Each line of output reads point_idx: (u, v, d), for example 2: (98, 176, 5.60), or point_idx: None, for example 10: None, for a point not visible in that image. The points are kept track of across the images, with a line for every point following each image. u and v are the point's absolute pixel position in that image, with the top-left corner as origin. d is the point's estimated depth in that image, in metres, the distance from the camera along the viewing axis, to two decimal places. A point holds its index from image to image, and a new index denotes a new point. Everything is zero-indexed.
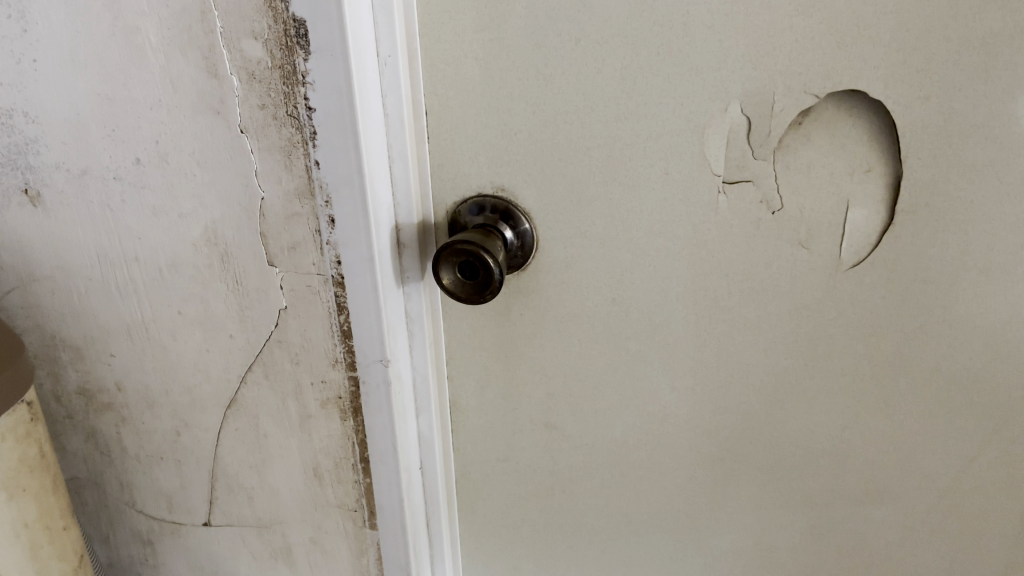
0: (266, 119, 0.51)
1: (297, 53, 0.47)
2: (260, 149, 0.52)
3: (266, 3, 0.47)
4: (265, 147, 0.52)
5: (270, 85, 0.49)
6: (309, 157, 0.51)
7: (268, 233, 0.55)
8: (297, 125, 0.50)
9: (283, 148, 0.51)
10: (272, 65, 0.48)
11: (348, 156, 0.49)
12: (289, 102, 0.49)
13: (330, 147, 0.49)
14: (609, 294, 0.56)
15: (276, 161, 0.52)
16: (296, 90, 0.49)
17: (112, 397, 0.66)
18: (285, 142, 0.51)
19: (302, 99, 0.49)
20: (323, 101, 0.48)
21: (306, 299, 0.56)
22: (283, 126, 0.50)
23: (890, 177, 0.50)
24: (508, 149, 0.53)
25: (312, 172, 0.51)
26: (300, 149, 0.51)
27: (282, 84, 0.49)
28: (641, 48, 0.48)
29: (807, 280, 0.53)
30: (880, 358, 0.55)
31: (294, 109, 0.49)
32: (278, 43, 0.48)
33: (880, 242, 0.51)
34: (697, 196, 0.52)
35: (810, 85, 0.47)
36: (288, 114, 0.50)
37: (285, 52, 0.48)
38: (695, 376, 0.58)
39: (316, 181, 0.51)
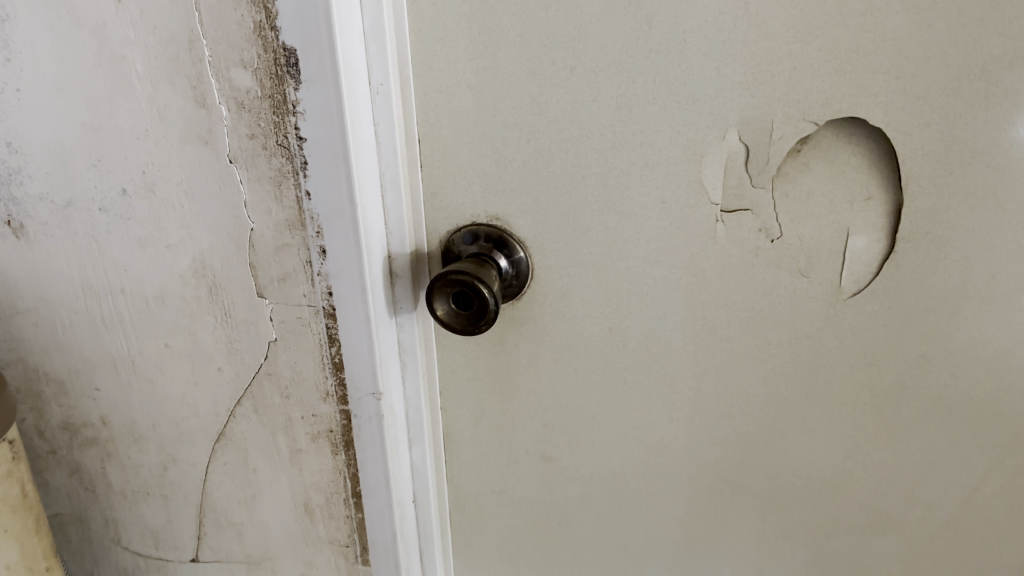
0: (255, 148, 0.50)
1: (288, 82, 0.46)
2: (249, 179, 0.51)
3: (255, 32, 0.46)
4: (254, 178, 0.51)
5: (259, 115, 0.49)
6: (299, 187, 0.50)
7: (257, 264, 0.53)
8: (288, 154, 0.49)
9: (273, 178, 0.50)
10: (262, 95, 0.48)
11: (340, 185, 0.48)
12: (280, 131, 0.49)
13: (321, 176, 0.48)
14: (606, 323, 0.56)
15: (265, 192, 0.51)
16: (286, 120, 0.48)
17: (97, 432, 0.64)
18: (275, 172, 0.50)
19: (293, 129, 0.48)
20: (314, 130, 0.47)
21: (296, 332, 0.55)
22: (273, 156, 0.50)
23: (890, 205, 0.49)
24: (503, 177, 0.53)
25: (302, 202, 0.50)
26: (290, 180, 0.50)
27: (272, 114, 0.48)
28: (637, 76, 0.48)
29: (807, 309, 0.52)
30: (880, 386, 0.54)
31: (285, 139, 0.49)
32: (267, 72, 0.47)
33: (881, 270, 0.51)
34: (696, 224, 0.51)
35: (809, 111, 0.47)
36: (278, 144, 0.49)
37: (275, 81, 0.47)
38: (694, 407, 0.57)
39: (307, 211, 0.50)
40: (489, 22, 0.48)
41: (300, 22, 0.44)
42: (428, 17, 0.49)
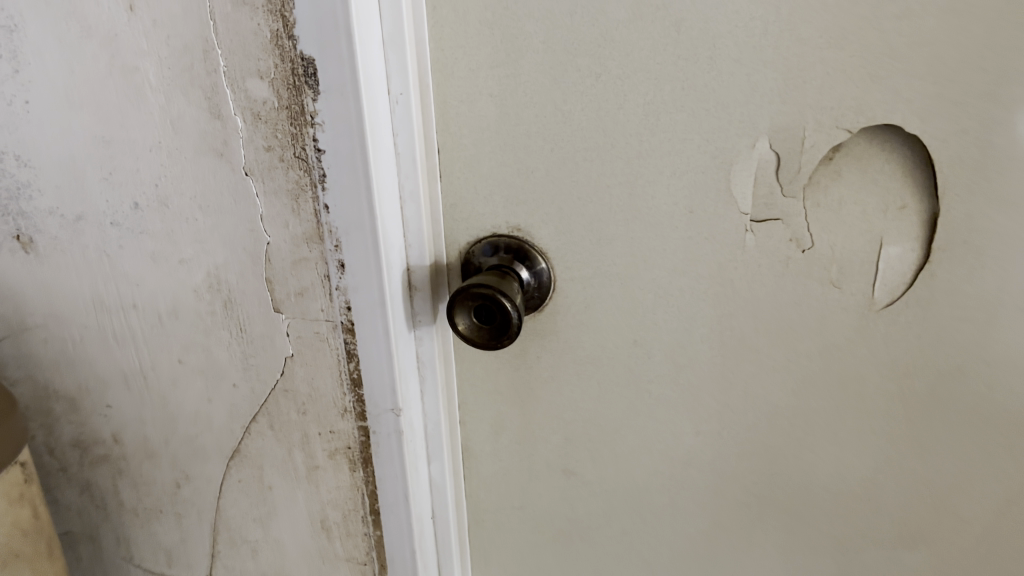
0: (272, 161, 0.48)
1: (306, 92, 0.45)
2: (265, 192, 0.49)
3: (271, 41, 0.45)
4: (270, 191, 0.49)
5: (276, 126, 0.47)
6: (318, 200, 0.48)
7: (274, 278, 0.52)
8: (306, 167, 0.48)
9: (290, 191, 0.49)
10: (279, 105, 0.46)
11: (360, 197, 0.47)
12: (298, 143, 0.47)
13: (340, 189, 0.47)
14: (630, 335, 0.54)
15: (282, 205, 0.49)
16: (304, 131, 0.47)
17: (109, 449, 0.63)
18: (293, 185, 0.49)
19: (311, 140, 0.47)
20: (333, 141, 0.46)
21: (313, 347, 0.54)
22: (290, 169, 0.48)
23: (926, 215, 0.48)
24: (524, 186, 0.52)
25: (321, 215, 0.49)
26: (308, 193, 0.48)
27: (289, 125, 0.47)
28: (665, 83, 0.47)
29: (838, 319, 0.51)
30: (913, 399, 0.52)
31: (302, 150, 0.47)
32: (284, 82, 0.45)
33: (915, 280, 0.49)
34: (724, 234, 0.50)
35: (841, 119, 0.46)
36: (296, 156, 0.48)
37: (293, 92, 0.46)
38: (721, 420, 0.56)
39: (325, 225, 0.49)
40: (512, 29, 0.47)
41: (318, 31, 0.43)
42: (449, 24, 0.48)
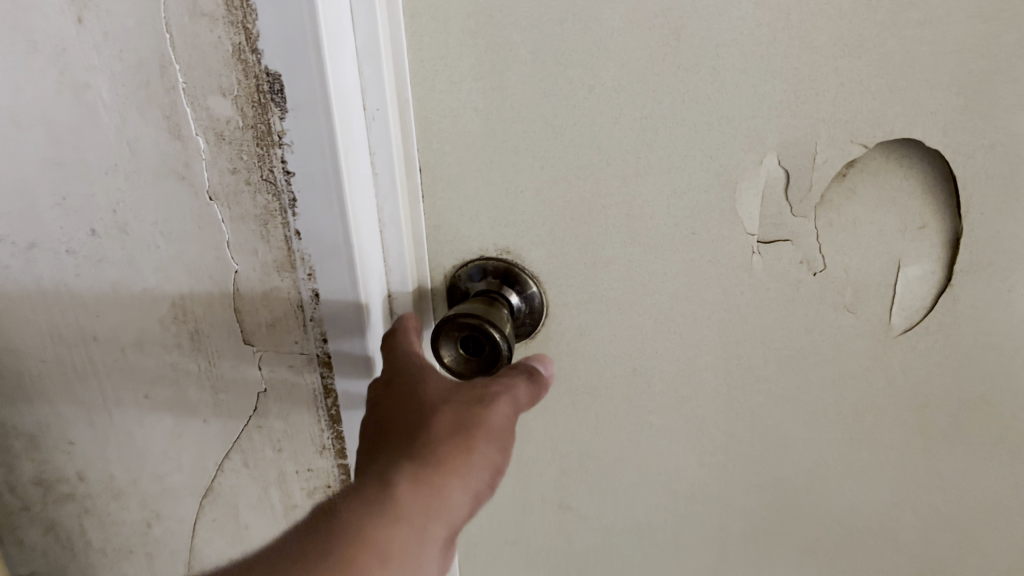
0: (238, 184, 0.44)
1: (272, 110, 0.41)
2: (231, 218, 0.46)
3: (234, 55, 0.41)
4: (237, 216, 0.45)
5: (241, 147, 0.43)
6: (288, 226, 0.45)
7: (243, 309, 0.49)
8: (274, 191, 0.44)
9: (258, 216, 0.45)
10: (243, 124, 0.42)
11: (335, 224, 0.43)
12: (265, 165, 0.43)
13: (314, 214, 0.43)
14: (630, 364, 0.51)
15: (250, 232, 0.46)
16: (271, 152, 0.43)
17: (73, 487, 0.58)
18: (261, 210, 0.45)
19: (280, 162, 0.43)
20: (304, 164, 0.42)
21: (288, 381, 0.51)
22: (258, 193, 0.44)
23: (947, 234, 0.44)
24: (513, 207, 0.48)
25: (292, 242, 0.45)
26: (277, 219, 0.45)
27: (256, 146, 0.43)
28: (664, 96, 0.43)
29: (852, 346, 0.47)
30: (933, 430, 0.49)
31: (270, 173, 0.43)
32: (249, 99, 0.42)
33: (935, 305, 0.46)
34: (729, 257, 0.46)
35: (857, 133, 0.42)
36: (263, 179, 0.44)
37: (258, 110, 0.42)
38: (727, 452, 0.52)
39: (297, 252, 0.45)
40: (497, 38, 0.43)
41: (285, 44, 0.39)
42: (429, 33, 0.43)
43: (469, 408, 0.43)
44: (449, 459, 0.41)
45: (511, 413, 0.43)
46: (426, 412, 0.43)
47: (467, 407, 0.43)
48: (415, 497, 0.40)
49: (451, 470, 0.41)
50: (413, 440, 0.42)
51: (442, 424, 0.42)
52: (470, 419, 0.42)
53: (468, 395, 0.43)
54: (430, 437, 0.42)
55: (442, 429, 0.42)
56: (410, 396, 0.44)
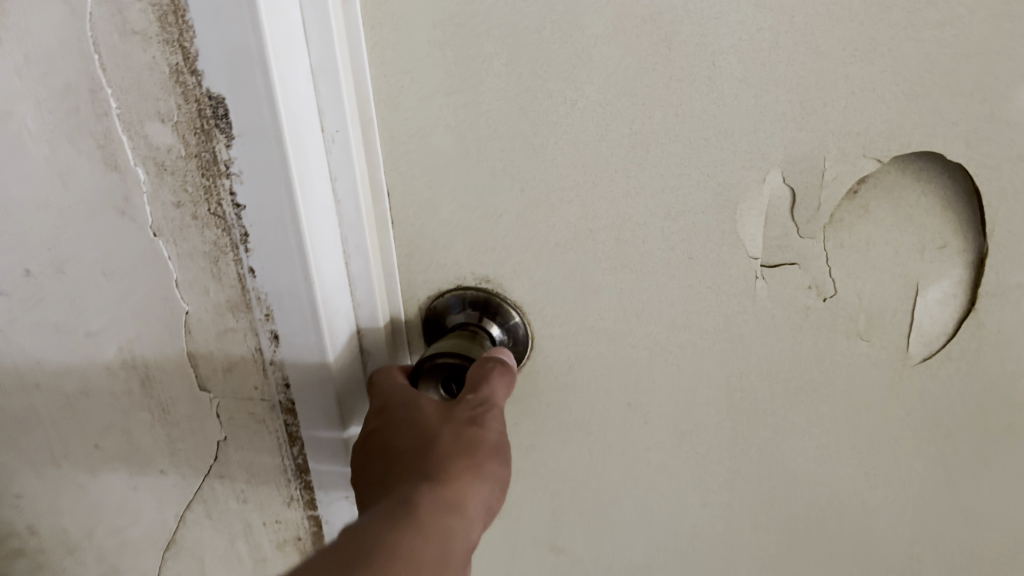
0: (184, 218, 0.40)
1: (217, 138, 0.37)
2: (179, 255, 0.41)
3: (171, 76, 0.36)
4: (185, 253, 0.41)
5: (185, 178, 0.39)
6: (241, 263, 0.40)
7: (197, 352, 0.44)
8: (224, 225, 0.39)
9: (207, 252, 0.41)
10: (186, 153, 0.38)
11: (289, 259, 0.39)
12: (211, 197, 0.39)
13: (267, 248, 0.39)
14: (623, 398, 0.46)
15: (199, 269, 0.41)
16: (218, 183, 0.38)
17: (24, 543, 0.54)
18: (210, 246, 0.40)
19: (227, 194, 0.38)
20: (254, 195, 0.37)
21: (250, 428, 0.47)
22: (206, 228, 0.40)
23: (970, 253, 0.40)
24: (494, 232, 0.43)
25: (246, 280, 0.41)
26: (229, 255, 0.40)
27: (201, 176, 0.38)
28: (655, 108, 0.39)
29: (867, 376, 0.43)
30: (956, 462, 0.45)
31: (218, 206, 0.39)
32: (190, 126, 0.37)
33: (957, 331, 0.42)
34: (730, 282, 0.42)
35: (871, 146, 0.38)
36: (211, 213, 0.39)
37: (201, 137, 0.37)
38: (732, 490, 0.48)
39: (252, 291, 0.41)
40: (467, 50, 0.39)
41: (226, 64, 0.34)
42: (392, 45, 0.39)
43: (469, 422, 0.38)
44: (463, 475, 0.36)
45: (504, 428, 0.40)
46: (424, 429, 0.38)
47: (463, 423, 0.38)
48: (419, 516, 0.34)
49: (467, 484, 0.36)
50: (416, 463, 0.37)
51: (445, 439, 0.38)
52: (474, 435, 0.38)
53: (464, 409, 0.39)
54: (435, 455, 0.37)
55: (445, 445, 0.37)
56: (406, 419, 0.39)
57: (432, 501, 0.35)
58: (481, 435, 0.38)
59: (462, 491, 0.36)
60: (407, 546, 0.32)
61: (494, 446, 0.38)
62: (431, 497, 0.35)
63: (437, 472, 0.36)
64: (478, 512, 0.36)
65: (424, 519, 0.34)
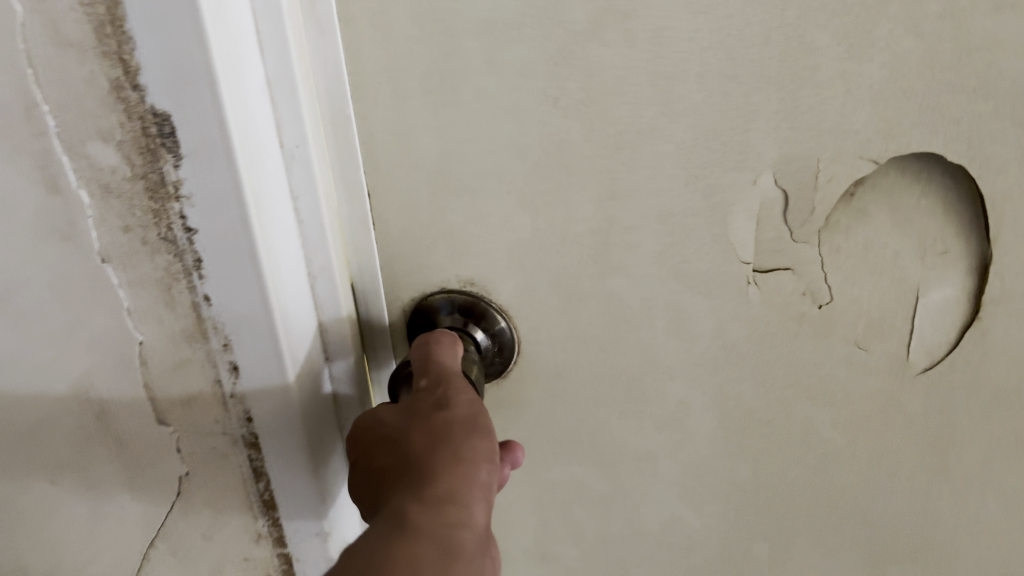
0: (133, 244, 0.35)
1: (165, 158, 0.32)
2: (128, 283, 0.36)
3: (110, 91, 0.31)
4: (133, 281, 0.36)
5: (132, 201, 0.34)
6: (195, 290, 0.36)
7: (153, 385, 0.39)
8: (176, 250, 0.35)
9: (159, 281, 0.36)
10: (132, 174, 0.33)
11: (248, 288, 0.35)
12: (161, 220, 0.34)
13: (222, 277, 0.35)
14: (614, 407, 0.45)
15: (151, 299, 0.37)
16: (168, 207, 0.34)
17: None
18: (162, 273, 0.36)
19: (178, 218, 0.34)
20: (207, 218, 0.33)
21: (211, 464, 0.42)
22: (156, 253, 0.35)
23: (974, 260, 0.38)
24: (477, 234, 0.42)
25: (201, 308, 0.36)
26: (182, 282, 0.36)
27: (149, 200, 0.34)
28: (642, 108, 0.37)
29: (866, 385, 0.41)
30: (960, 474, 0.43)
31: (169, 230, 0.34)
32: (135, 144, 0.32)
33: (961, 340, 0.40)
34: (721, 288, 0.40)
35: (867, 146, 0.36)
36: (161, 237, 0.35)
37: (148, 157, 0.33)
38: (728, 502, 0.47)
39: (208, 321, 0.37)
40: (448, 48, 0.37)
41: (169, 75, 0.30)
42: (370, 43, 0.37)
43: (436, 409, 0.37)
44: (446, 460, 0.35)
45: (476, 399, 0.38)
46: (397, 431, 0.37)
47: (429, 412, 0.37)
48: (411, 521, 0.32)
49: (454, 468, 0.34)
50: (397, 469, 0.35)
51: (417, 436, 0.36)
52: (443, 421, 0.36)
53: (427, 399, 0.38)
54: (412, 455, 0.35)
55: (418, 441, 0.36)
56: (380, 428, 0.38)
57: (421, 501, 0.33)
58: (449, 417, 0.37)
59: (450, 478, 0.34)
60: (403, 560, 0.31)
61: (467, 422, 0.37)
62: (416, 498, 0.33)
63: (417, 472, 0.35)
64: (476, 488, 0.35)
65: (418, 523, 0.32)
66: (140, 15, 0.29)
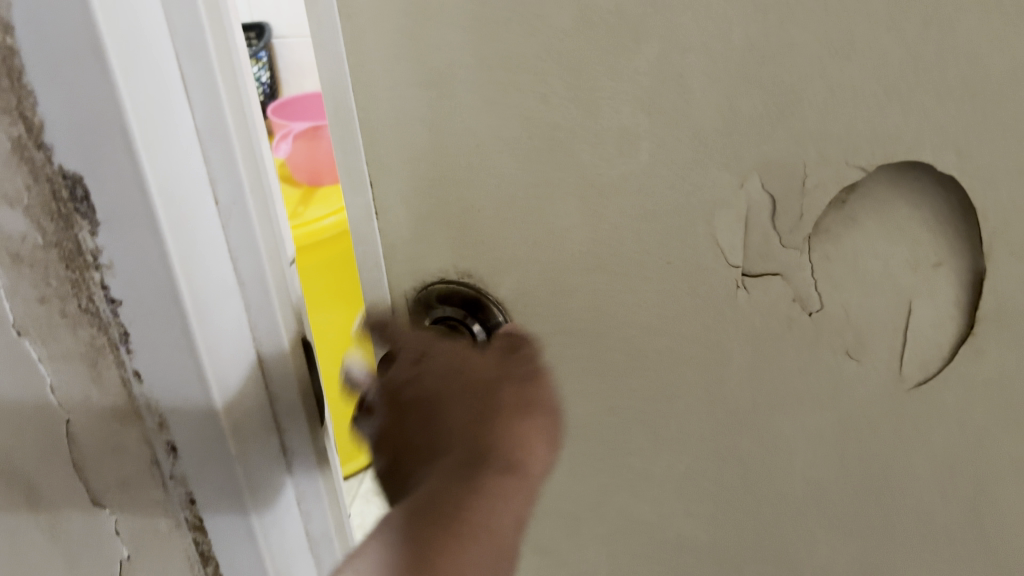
0: (53, 316, 0.37)
1: (78, 224, 0.33)
2: (49, 356, 0.38)
3: (14, 151, 0.32)
4: (58, 355, 0.38)
5: (47, 269, 0.35)
6: (123, 365, 0.37)
7: (82, 449, 0.41)
8: (99, 323, 0.36)
9: (83, 354, 0.38)
10: (47, 243, 0.34)
11: (177, 337, 0.35)
12: (80, 291, 0.35)
13: (151, 343, 0.35)
14: (605, 402, 0.45)
15: (78, 371, 0.38)
16: (86, 276, 0.35)
17: None
18: (85, 347, 0.37)
19: (98, 289, 0.35)
20: (128, 288, 0.34)
21: (142, 518, 0.44)
22: (77, 326, 0.37)
23: (968, 273, 0.37)
24: (473, 228, 0.43)
25: (131, 384, 0.38)
26: (108, 358, 0.37)
27: (66, 268, 0.35)
28: (625, 105, 0.37)
29: (856, 396, 0.41)
30: (955, 493, 0.42)
31: (90, 301, 0.36)
32: (45, 212, 0.33)
33: (956, 354, 0.38)
34: (708, 289, 0.40)
35: (853, 152, 0.35)
36: (82, 309, 0.36)
37: (59, 224, 0.34)
38: (717, 504, 0.47)
39: (139, 396, 0.38)
40: (438, 41, 0.37)
41: (77, 134, 0.30)
42: (368, 35, 0.38)
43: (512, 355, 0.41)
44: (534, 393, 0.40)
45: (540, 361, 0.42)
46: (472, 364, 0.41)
47: (501, 355, 0.41)
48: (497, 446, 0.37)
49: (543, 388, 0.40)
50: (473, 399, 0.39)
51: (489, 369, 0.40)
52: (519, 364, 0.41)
53: (498, 343, 0.42)
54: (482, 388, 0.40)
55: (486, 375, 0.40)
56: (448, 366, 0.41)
57: (511, 413, 0.39)
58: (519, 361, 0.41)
59: (529, 397, 0.40)
60: (496, 478, 0.36)
61: (535, 370, 0.41)
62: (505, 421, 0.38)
63: (484, 395, 0.39)
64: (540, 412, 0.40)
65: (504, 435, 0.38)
66: (37, 64, 0.29)
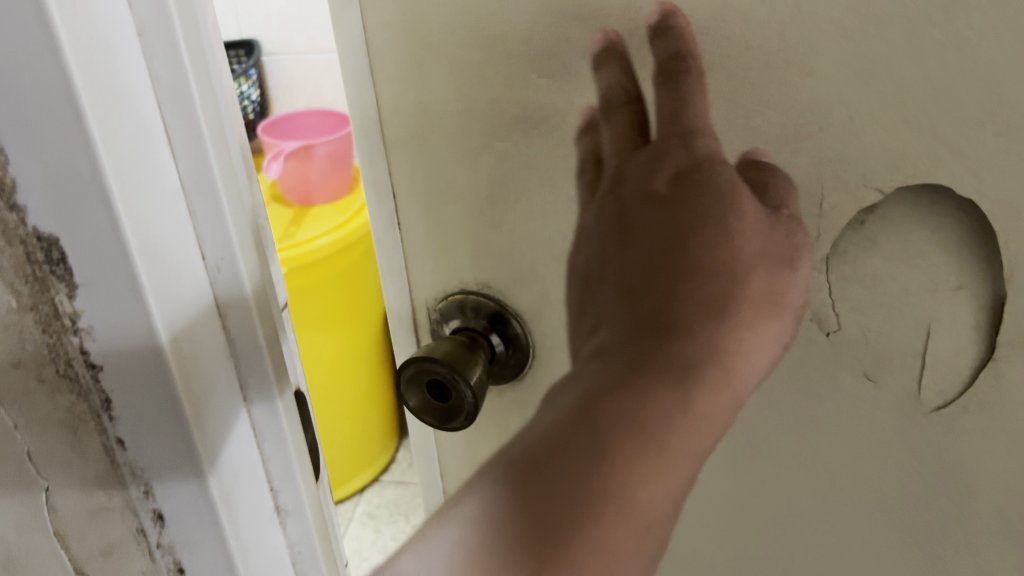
0: (23, 381, 0.31)
1: (55, 287, 0.27)
2: (28, 427, 0.32)
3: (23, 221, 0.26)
4: (35, 424, 0.32)
5: (22, 332, 0.29)
6: (106, 432, 0.31)
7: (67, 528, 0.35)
8: (80, 389, 0.30)
9: (62, 421, 0.31)
10: (21, 304, 0.29)
11: (173, 435, 0.29)
12: (58, 357, 0.29)
13: (139, 425, 0.30)
14: None
15: (61, 446, 0.32)
16: (64, 341, 0.29)
17: None
18: (65, 414, 0.31)
19: (78, 353, 0.29)
20: (110, 360, 0.28)
21: None
22: (57, 392, 0.31)
23: (988, 297, 0.36)
24: (494, 242, 0.43)
25: (115, 452, 0.31)
26: (89, 425, 0.31)
27: (42, 331, 0.29)
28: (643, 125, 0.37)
29: (874, 419, 0.40)
30: (974, 523, 0.41)
31: (69, 367, 0.29)
32: (20, 272, 0.28)
33: (976, 380, 0.38)
34: None
35: (871, 175, 0.35)
36: (60, 373, 0.30)
37: (36, 286, 0.28)
38: (734, 517, 0.48)
39: (125, 469, 0.32)
40: (462, 58, 0.38)
41: (56, 195, 0.25)
42: (393, 50, 0.39)
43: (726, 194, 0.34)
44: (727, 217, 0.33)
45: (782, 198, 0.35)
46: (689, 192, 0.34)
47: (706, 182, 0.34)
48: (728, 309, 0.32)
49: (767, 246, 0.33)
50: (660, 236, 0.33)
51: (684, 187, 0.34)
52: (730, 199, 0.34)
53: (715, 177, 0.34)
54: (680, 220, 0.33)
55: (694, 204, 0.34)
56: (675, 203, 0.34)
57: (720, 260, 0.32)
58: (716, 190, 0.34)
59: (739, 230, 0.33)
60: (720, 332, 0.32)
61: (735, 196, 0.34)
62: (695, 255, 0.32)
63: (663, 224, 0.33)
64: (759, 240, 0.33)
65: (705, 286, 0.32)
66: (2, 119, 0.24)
